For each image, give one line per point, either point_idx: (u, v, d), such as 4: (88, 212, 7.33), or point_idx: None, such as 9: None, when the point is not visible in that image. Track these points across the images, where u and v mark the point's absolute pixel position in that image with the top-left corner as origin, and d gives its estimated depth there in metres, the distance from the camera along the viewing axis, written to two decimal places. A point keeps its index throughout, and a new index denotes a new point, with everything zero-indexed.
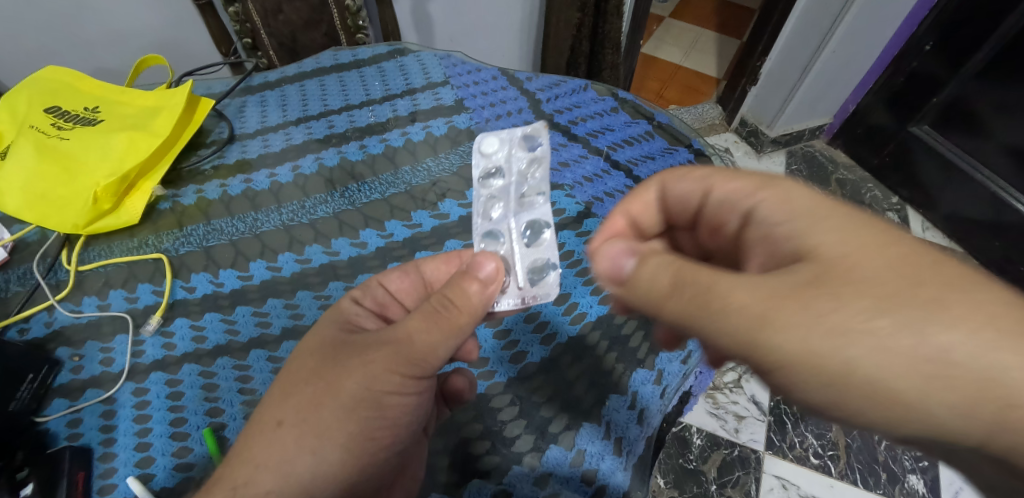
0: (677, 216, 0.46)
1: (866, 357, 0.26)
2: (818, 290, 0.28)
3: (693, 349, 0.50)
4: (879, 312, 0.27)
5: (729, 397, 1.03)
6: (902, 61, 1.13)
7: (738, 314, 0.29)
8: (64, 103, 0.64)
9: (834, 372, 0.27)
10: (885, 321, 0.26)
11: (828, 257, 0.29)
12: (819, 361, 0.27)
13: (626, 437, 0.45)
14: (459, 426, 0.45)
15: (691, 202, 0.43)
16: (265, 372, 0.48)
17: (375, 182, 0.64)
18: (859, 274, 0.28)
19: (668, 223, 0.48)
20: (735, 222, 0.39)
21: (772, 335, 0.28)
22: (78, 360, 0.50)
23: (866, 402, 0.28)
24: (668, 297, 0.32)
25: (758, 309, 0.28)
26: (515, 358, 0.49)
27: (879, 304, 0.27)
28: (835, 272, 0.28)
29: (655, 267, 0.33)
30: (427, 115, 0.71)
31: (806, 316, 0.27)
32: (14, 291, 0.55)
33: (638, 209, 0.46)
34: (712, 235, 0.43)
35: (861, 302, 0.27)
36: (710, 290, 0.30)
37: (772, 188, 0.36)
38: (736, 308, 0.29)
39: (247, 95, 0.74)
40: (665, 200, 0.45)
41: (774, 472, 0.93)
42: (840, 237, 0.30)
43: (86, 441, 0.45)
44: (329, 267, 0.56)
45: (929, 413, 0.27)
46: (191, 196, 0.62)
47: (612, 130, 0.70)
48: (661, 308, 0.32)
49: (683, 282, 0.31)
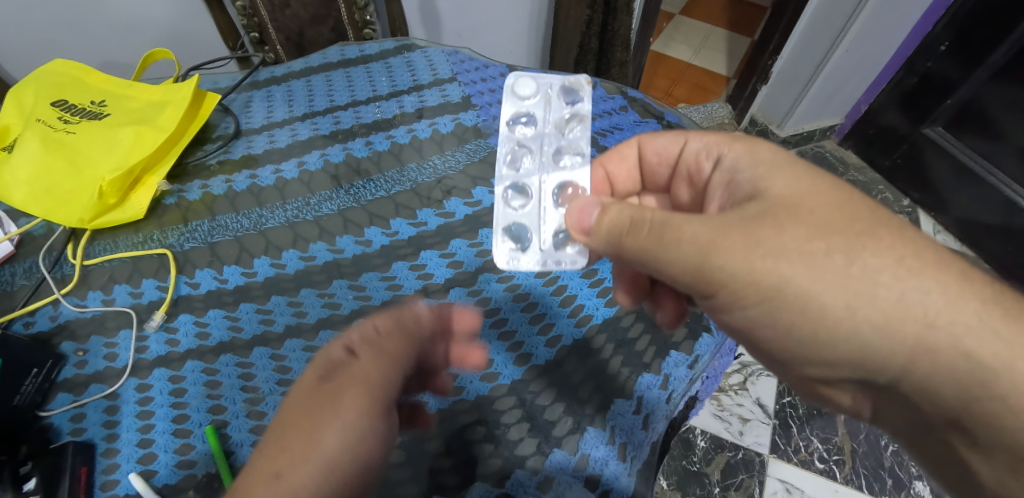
0: (654, 171, 0.49)
1: (799, 275, 0.31)
2: (765, 220, 0.33)
3: (700, 354, 0.49)
4: (813, 236, 0.31)
5: (734, 399, 1.02)
6: (917, 60, 1.10)
7: (689, 243, 0.33)
8: (70, 96, 0.64)
9: (764, 286, 0.31)
10: (821, 243, 0.31)
11: (777, 195, 0.34)
12: (757, 274, 0.31)
13: (631, 442, 0.44)
14: (462, 428, 0.45)
15: (670, 154, 0.47)
16: (267, 370, 0.48)
17: (381, 179, 0.63)
18: (805, 208, 0.33)
19: (642, 181, 0.51)
20: (709, 169, 0.43)
21: (718, 257, 0.32)
22: (82, 355, 0.50)
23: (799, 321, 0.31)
24: (626, 235, 0.36)
25: (705, 237, 0.32)
26: (519, 359, 0.48)
27: (816, 230, 0.31)
28: (782, 207, 0.33)
29: (616, 212, 0.37)
30: (434, 112, 0.71)
31: (746, 239, 0.32)
32: (20, 285, 0.55)
33: (614, 163, 0.50)
34: (687, 189, 0.47)
35: (800, 228, 0.32)
36: (665, 225, 0.34)
37: (743, 143, 0.40)
38: (687, 237, 0.33)
39: (253, 90, 0.74)
40: (642, 157, 0.49)
41: (778, 476, 0.93)
42: (790, 182, 0.35)
43: (89, 436, 0.45)
44: (333, 265, 0.56)
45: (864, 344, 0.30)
46: (196, 191, 0.62)
47: (621, 129, 0.70)
48: (622, 244, 0.37)
49: (640, 221, 0.35)
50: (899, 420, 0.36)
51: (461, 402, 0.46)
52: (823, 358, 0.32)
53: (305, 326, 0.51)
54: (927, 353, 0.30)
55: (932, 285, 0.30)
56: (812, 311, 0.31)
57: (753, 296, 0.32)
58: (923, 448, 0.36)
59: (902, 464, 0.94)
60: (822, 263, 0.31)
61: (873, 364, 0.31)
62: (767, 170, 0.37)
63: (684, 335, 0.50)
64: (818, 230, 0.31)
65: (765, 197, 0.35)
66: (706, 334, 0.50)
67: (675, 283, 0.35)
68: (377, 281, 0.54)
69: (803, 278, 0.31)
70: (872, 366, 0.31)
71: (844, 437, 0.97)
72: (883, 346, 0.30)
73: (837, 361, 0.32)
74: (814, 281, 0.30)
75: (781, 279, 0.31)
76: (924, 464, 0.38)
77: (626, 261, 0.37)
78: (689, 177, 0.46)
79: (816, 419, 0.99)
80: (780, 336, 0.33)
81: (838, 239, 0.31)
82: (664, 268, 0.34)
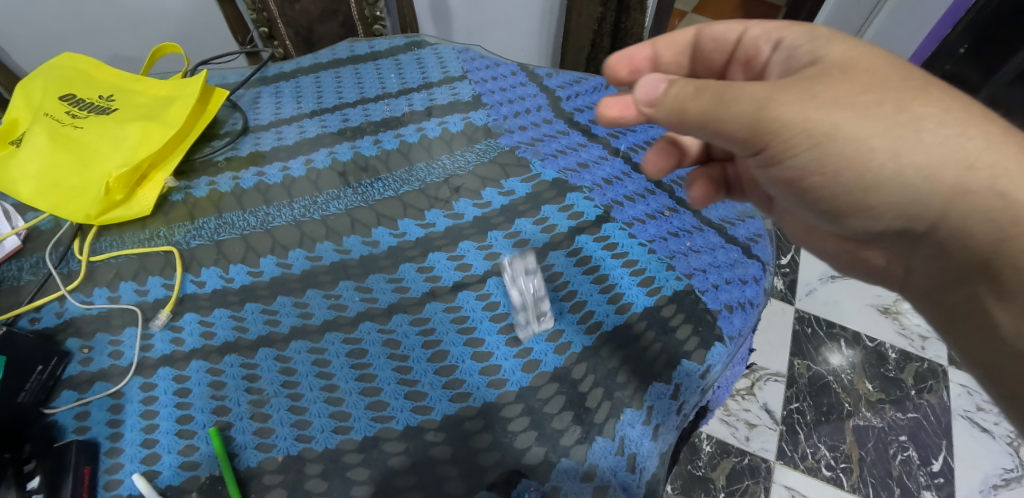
0: (707, 56, 0.50)
1: (851, 119, 0.33)
2: (821, 78, 0.35)
3: (712, 364, 0.48)
4: (865, 88, 0.34)
5: (741, 404, 1.00)
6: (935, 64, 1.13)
7: (748, 99, 0.35)
8: (78, 90, 0.64)
9: (816, 132, 0.34)
10: (874, 95, 0.34)
11: (835, 60, 0.36)
12: (818, 125, 0.34)
13: (640, 453, 0.44)
14: (467, 435, 0.44)
15: (728, 40, 0.47)
16: (272, 372, 0.47)
17: (389, 179, 0.63)
18: (862, 67, 0.35)
19: (691, 67, 0.52)
20: (767, 50, 0.44)
21: (776, 110, 0.34)
22: (87, 352, 0.49)
23: (848, 169, 0.34)
24: (691, 100, 0.37)
25: (764, 92, 0.34)
26: (527, 365, 0.47)
27: (869, 84, 0.34)
28: (839, 67, 0.36)
29: (678, 85, 0.38)
30: (444, 110, 0.70)
31: (804, 94, 0.34)
32: (26, 280, 0.54)
33: (665, 49, 0.50)
34: (742, 73, 0.48)
35: (857, 81, 0.34)
36: (728, 87, 0.35)
37: (799, 25, 0.41)
38: (747, 94, 0.35)
39: (262, 86, 0.73)
40: (696, 45, 0.50)
41: (784, 483, 0.91)
42: (849, 51, 0.37)
43: (93, 435, 0.44)
44: (339, 265, 0.55)
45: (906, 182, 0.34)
46: (203, 188, 0.61)
47: (634, 131, 0.69)
48: (684, 111, 0.37)
49: (705, 87, 0.36)
50: (931, 267, 0.39)
51: (467, 408, 0.45)
52: (868, 204, 0.36)
53: (311, 328, 0.50)
54: (964, 194, 0.33)
55: (974, 134, 0.34)
56: (861, 155, 0.34)
57: (806, 143, 0.34)
58: (949, 306, 0.39)
59: (910, 474, 0.93)
60: (876, 112, 0.33)
61: (913, 207, 0.35)
62: (828, 41, 0.38)
63: (696, 343, 0.49)
64: (870, 84, 0.34)
65: (822, 63, 0.37)
66: (719, 344, 0.49)
67: (730, 141, 0.37)
68: (383, 282, 0.53)
69: (854, 126, 0.33)
70: (915, 211, 0.35)
71: (852, 444, 0.96)
72: (923, 186, 0.34)
73: (880, 207, 0.36)
74: (865, 127, 0.33)
75: (834, 128, 0.33)
76: (944, 327, 0.40)
77: (686, 129, 0.38)
78: (745, 61, 0.47)
79: (824, 426, 0.97)
80: (828, 183, 0.36)
81: (890, 93, 0.34)
82: (722, 127, 0.36)
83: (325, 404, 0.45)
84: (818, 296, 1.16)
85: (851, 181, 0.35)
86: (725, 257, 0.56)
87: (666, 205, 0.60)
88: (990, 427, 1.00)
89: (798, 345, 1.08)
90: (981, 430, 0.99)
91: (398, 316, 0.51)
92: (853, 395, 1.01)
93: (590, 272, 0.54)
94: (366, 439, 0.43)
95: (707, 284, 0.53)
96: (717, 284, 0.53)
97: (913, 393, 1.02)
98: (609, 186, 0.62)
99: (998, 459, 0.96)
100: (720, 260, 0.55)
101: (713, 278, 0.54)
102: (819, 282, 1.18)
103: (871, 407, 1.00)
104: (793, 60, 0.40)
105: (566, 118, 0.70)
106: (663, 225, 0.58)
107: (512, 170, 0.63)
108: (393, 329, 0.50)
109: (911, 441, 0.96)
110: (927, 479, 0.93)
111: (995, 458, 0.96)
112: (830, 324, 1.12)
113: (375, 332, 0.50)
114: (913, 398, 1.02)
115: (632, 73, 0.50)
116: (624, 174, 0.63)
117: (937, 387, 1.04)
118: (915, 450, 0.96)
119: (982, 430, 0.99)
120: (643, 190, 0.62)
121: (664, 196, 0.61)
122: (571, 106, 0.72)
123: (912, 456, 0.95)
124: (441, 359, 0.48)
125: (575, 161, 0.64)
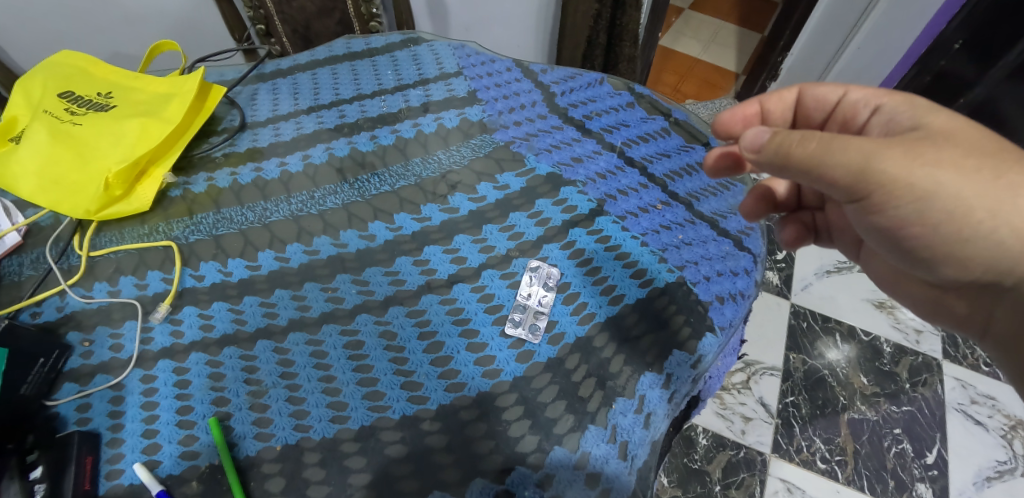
0: (809, 115, 0.52)
1: (952, 179, 0.37)
2: (925, 141, 0.38)
3: (704, 353, 0.49)
4: (964, 155, 0.38)
5: (737, 398, 1.01)
6: (930, 61, 1.13)
7: (859, 150, 0.36)
8: (77, 87, 0.64)
9: (917, 187, 0.37)
10: (971, 160, 0.37)
11: (933, 129, 0.40)
12: (923, 184, 0.37)
13: (632, 441, 0.44)
14: (462, 424, 0.45)
15: (828, 101, 0.50)
16: (271, 364, 0.48)
17: (386, 174, 0.63)
18: (955, 135, 0.39)
19: (793, 122, 0.54)
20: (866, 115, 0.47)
21: (884, 166, 0.36)
22: (88, 346, 0.50)
23: (945, 220, 0.38)
24: (795, 144, 0.38)
25: (870, 147, 0.36)
26: (521, 356, 0.48)
27: (967, 151, 0.38)
28: (937, 135, 0.40)
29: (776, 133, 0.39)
30: (439, 106, 0.70)
31: (910, 154, 0.37)
32: (27, 275, 0.55)
33: (773, 102, 0.52)
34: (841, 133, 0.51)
35: (954, 147, 0.38)
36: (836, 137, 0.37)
37: (896, 96, 0.45)
38: (855, 145, 0.36)
39: (259, 83, 0.74)
40: (801, 102, 0.52)
41: (779, 476, 0.92)
42: (946, 120, 0.41)
43: (94, 426, 0.45)
44: (337, 259, 0.56)
45: (993, 234, 0.38)
46: (202, 183, 0.62)
47: (628, 126, 0.70)
48: (789, 155, 0.38)
49: (810, 135, 0.37)
50: (1004, 312, 0.43)
51: (463, 398, 0.46)
52: (962, 255, 0.40)
53: (308, 320, 0.51)
54: None
55: None
56: (959, 212, 0.38)
57: (909, 196, 0.37)
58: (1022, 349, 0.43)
59: (904, 466, 0.94)
60: (974, 175, 0.37)
61: (1002, 261, 0.39)
62: (925, 113, 0.42)
63: (688, 334, 0.50)
64: (969, 150, 0.38)
65: (924, 131, 0.41)
66: (710, 334, 0.50)
67: (832, 188, 0.38)
68: (380, 275, 0.54)
69: (954, 184, 0.37)
70: (1004, 266, 0.39)
71: (847, 437, 0.97)
72: (1013, 243, 0.38)
73: (973, 258, 0.40)
74: (965, 186, 0.37)
75: (935, 184, 0.37)
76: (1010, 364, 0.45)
77: (788, 173, 0.39)
78: (841, 122, 0.50)
79: (819, 419, 0.98)
80: (925, 233, 0.40)
81: (988, 160, 0.38)
82: (826, 174, 0.37)
83: (323, 395, 0.46)
84: (814, 291, 1.17)
85: (940, 229, 0.39)
86: (717, 249, 0.56)
87: (659, 198, 0.61)
88: (984, 420, 1.01)
89: (793, 339, 1.09)
90: (975, 422, 1.00)
91: (394, 309, 0.51)
92: (848, 388, 1.02)
93: (583, 265, 0.55)
94: (363, 429, 0.44)
95: (699, 276, 0.54)
96: (709, 276, 0.54)
97: (907, 386, 1.03)
98: (603, 180, 0.63)
99: (991, 451, 0.97)
100: (712, 252, 0.56)
101: (705, 270, 0.54)
102: (814, 277, 1.19)
103: (867, 401, 1.01)
104: (893, 124, 0.44)
105: (560, 113, 0.71)
106: (655, 219, 0.59)
107: (507, 165, 0.64)
108: (390, 320, 0.51)
109: (905, 434, 0.98)
110: (921, 472, 0.94)
111: (988, 451, 0.97)
112: (825, 318, 1.13)
113: (372, 324, 0.50)
114: (908, 392, 1.03)
115: (739, 116, 0.52)
116: (617, 168, 0.64)
117: (931, 380, 1.05)
118: (909, 443, 0.97)
119: (976, 423, 1.00)
120: (636, 184, 0.63)
121: (657, 190, 0.62)
122: (566, 101, 0.72)
123: (906, 449, 0.96)
124: (437, 350, 0.49)
125: (569, 156, 0.65)
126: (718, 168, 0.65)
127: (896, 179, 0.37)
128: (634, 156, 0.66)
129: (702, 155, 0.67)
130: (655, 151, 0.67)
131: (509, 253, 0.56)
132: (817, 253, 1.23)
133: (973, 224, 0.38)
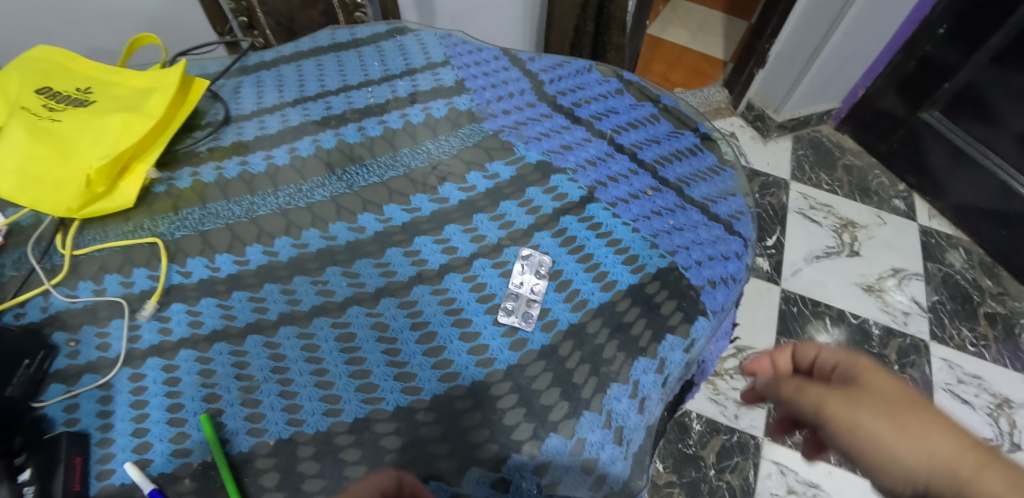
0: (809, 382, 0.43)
1: (867, 420, 0.33)
2: (852, 387, 0.35)
3: (696, 338, 0.49)
4: (875, 400, 0.34)
5: (730, 383, 1.02)
6: (915, 46, 1.19)
7: (808, 399, 0.37)
8: (55, 83, 0.63)
9: (837, 421, 0.34)
10: (881, 406, 0.33)
11: (865, 380, 0.36)
12: (835, 418, 0.34)
13: (627, 426, 0.44)
14: (456, 414, 0.44)
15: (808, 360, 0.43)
16: (262, 359, 0.47)
17: (374, 165, 0.63)
18: (878, 386, 0.35)
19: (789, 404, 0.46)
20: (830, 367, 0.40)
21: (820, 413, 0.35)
22: (74, 346, 0.49)
23: (860, 455, 0.33)
24: (800, 393, 0.38)
25: (817, 395, 0.36)
26: (514, 344, 0.48)
27: (886, 400, 0.34)
28: (863, 381, 0.36)
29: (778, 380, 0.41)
30: (427, 96, 0.70)
31: (839, 399, 0.35)
32: (10, 276, 0.54)
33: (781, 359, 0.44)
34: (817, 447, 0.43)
35: (868, 396, 0.34)
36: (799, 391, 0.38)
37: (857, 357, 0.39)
38: (809, 393, 0.37)
39: (243, 75, 0.72)
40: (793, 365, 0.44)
41: (773, 458, 0.94)
42: (880, 376, 0.36)
43: (83, 427, 0.44)
44: (326, 252, 0.55)
45: (907, 468, 0.31)
46: (186, 179, 0.61)
47: (617, 113, 0.69)
48: (780, 391, 0.40)
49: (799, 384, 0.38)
50: None
51: (457, 388, 0.46)
52: (885, 483, 0.32)
53: (299, 313, 0.50)
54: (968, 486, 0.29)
55: (983, 459, 0.30)
56: (867, 439, 0.32)
57: (835, 423, 0.34)
58: None
59: None
60: (880, 417, 0.33)
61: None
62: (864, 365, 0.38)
63: (680, 318, 0.50)
64: (886, 404, 0.33)
65: (858, 382, 0.36)
66: (702, 318, 0.50)
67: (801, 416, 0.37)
68: (370, 267, 0.54)
69: (869, 422, 0.33)
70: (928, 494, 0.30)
71: None
72: (918, 471, 0.31)
73: (893, 488, 0.32)
74: (874, 421, 0.33)
75: (852, 421, 0.33)
76: None
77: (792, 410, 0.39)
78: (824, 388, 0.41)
79: None
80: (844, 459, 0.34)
81: (892, 406, 0.33)
82: (796, 405, 0.38)
83: (315, 388, 0.46)
84: (804, 276, 1.18)
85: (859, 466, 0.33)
86: (708, 234, 0.57)
87: (650, 184, 0.61)
88: (971, 399, 1.03)
89: (784, 324, 1.10)
90: (962, 402, 1.02)
91: (385, 300, 0.51)
92: None
93: (574, 252, 0.54)
94: (357, 421, 0.44)
95: (690, 261, 0.54)
96: (700, 261, 0.54)
97: (896, 368, 1.05)
98: (593, 167, 0.63)
99: (978, 429, 0.99)
100: (703, 237, 0.56)
101: (696, 255, 0.55)
102: (804, 262, 1.20)
103: None
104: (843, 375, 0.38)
105: (549, 101, 0.70)
106: (646, 205, 0.59)
107: (497, 153, 0.64)
108: (381, 312, 0.50)
109: None
110: None
111: (975, 429, 0.99)
112: (815, 302, 1.14)
113: (364, 316, 0.50)
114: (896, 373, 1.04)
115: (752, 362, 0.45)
116: (607, 155, 0.64)
117: (919, 361, 1.06)
118: None
119: (963, 402, 1.02)
120: (626, 171, 0.63)
121: (647, 176, 0.62)
122: (554, 89, 0.72)
123: None
124: (430, 341, 0.48)
125: (558, 144, 0.65)
126: (708, 153, 0.65)
127: (821, 414, 0.35)
128: (623, 143, 0.66)
129: (691, 140, 0.67)
130: (644, 137, 0.67)
131: (500, 242, 0.55)
132: (806, 238, 1.24)
133: (886, 453, 0.32)
